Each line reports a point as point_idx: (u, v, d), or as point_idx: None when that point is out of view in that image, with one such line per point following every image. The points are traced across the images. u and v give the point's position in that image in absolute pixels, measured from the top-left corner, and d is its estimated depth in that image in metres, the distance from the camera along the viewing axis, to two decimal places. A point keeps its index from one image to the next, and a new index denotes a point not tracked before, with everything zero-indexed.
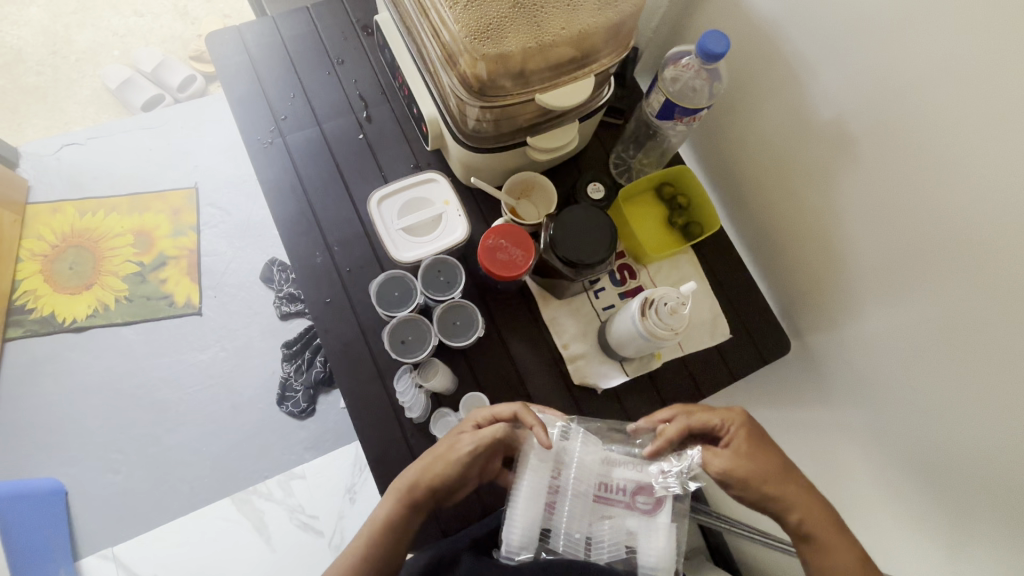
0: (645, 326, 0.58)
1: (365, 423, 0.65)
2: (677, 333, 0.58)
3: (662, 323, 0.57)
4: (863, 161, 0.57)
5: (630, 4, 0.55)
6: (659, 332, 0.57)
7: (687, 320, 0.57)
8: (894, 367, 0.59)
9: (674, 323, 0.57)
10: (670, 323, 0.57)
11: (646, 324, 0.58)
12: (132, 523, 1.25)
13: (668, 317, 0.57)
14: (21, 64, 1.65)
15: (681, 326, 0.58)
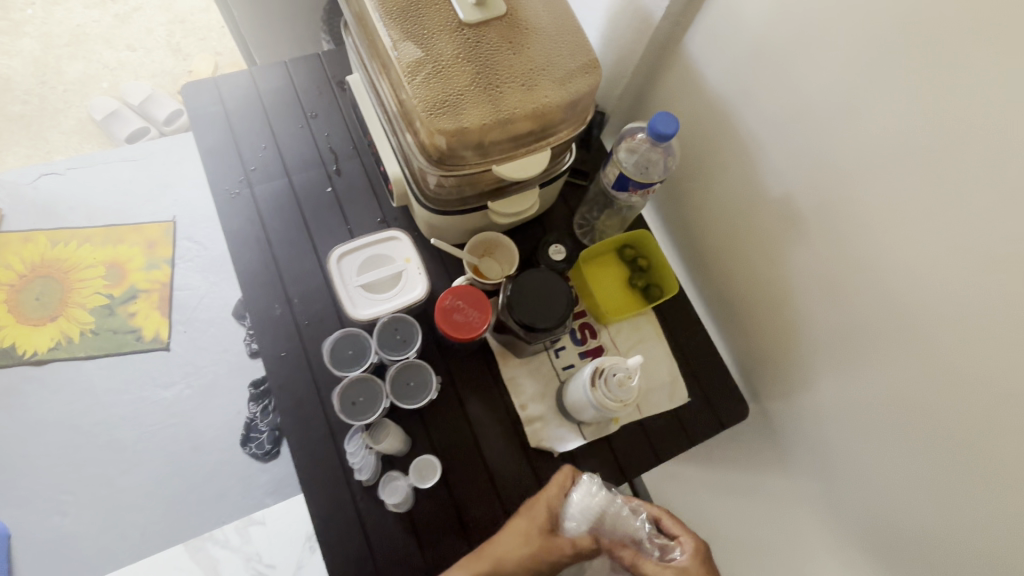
0: (595, 396, 0.58)
1: (314, 484, 0.63)
2: (627, 404, 0.58)
3: (610, 394, 0.57)
4: (810, 239, 0.59)
5: (587, 83, 0.57)
6: (609, 404, 0.57)
7: (637, 392, 0.57)
8: (850, 441, 0.60)
9: (623, 395, 0.57)
10: (619, 395, 0.57)
11: (596, 395, 0.58)
12: (77, 571, 1.19)
13: (617, 388, 0.57)
14: (8, 92, 1.66)
15: (631, 398, 0.58)
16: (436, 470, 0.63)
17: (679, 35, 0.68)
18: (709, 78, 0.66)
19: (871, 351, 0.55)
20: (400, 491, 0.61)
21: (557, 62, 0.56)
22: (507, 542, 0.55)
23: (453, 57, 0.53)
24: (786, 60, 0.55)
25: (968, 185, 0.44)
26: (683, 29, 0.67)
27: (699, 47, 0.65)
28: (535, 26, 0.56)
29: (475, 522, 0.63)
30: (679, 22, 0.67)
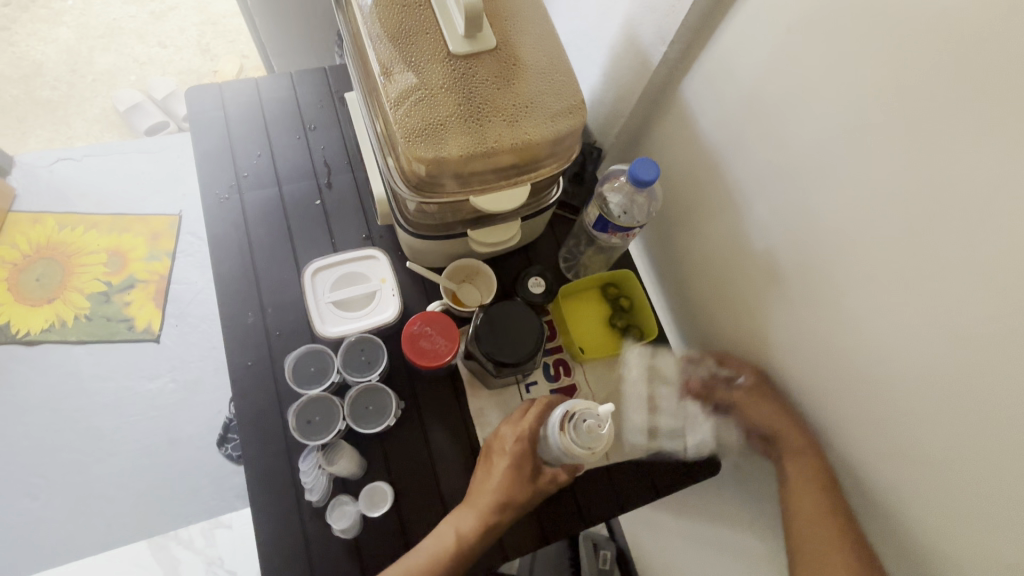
0: (563, 440, 0.56)
1: (264, 500, 0.61)
2: (595, 452, 0.55)
3: (578, 440, 0.55)
4: (791, 298, 0.58)
5: (571, 122, 0.57)
6: (575, 450, 0.55)
7: (605, 441, 0.55)
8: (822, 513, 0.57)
9: (591, 442, 0.55)
10: (589, 443, 0.55)
11: (563, 439, 0.56)
12: (38, 557, 1.18)
13: (586, 434, 0.55)
14: (38, 77, 1.71)
15: (600, 445, 0.55)
16: (389, 497, 0.61)
17: (676, 80, 0.67)
18: (702, 125, 0.65)
19: (846, 419, 0.54)
20: (348, 517, 0.60)
21: (543, 99, 0.56)
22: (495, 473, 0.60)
23: (439, 86, 0.53)
24: (773, 117, 0.55)
25: (940, 265, 0.42)
26: (680, 75, 0.66)
27: (694, 93, 0.65)
28: (524, 61, 0.56)
29: None
30: (676, 67, 0.66)
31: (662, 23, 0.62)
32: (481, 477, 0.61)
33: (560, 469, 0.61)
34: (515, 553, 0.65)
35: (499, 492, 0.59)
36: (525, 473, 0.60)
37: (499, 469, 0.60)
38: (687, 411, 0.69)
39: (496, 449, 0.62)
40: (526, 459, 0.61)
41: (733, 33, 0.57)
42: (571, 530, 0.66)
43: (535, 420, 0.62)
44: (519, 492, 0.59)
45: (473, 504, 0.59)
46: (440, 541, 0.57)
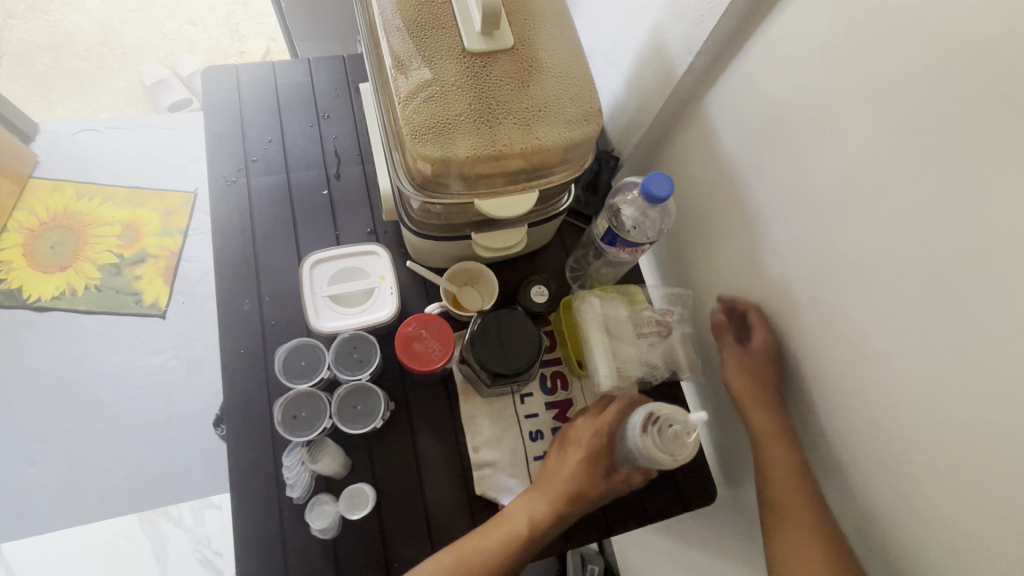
0: (645, 444, 0.55)
1: (245, 492, 0.61)
2: (678, 460, 0.55)
3: (662, 445, 0.54)
4: (803, 331, 0.55)
5: (586, 130, 0.55)
6: (659, 456, 0.54)
7: (690, 452, 0.55)
8: None
9: (676, 450, 0.54)
10: (672, 449, 0.54)
11: (646, 441, 0.55)
12: (30, 522, 1.20)
13: (670, 441, 0.54)
14: (69, 47, 1.73)
15: (682, 454, 0.55)
16: (370, 502, 0.60)
17: (700, 94, 0.65)
18: (724, 142, 0.62)
19: (853, 463, 0.51)
20: (327, 517, 0.59)
21: (559, 105, 0.54)
22: (570, 466, 0.59)
23: (451, 83, 0.51)
24: (799, 140, 0.52)
25: (966, 314, 0.39)
26: (705, 89, 0.64)
27: (719, 108, 0.62)
28: (542, 64, 0.54)
29: (400, 563, 0.59)
30: (701, 80, 0.64)
31: (690, 34, 0.59)
32: (555, 468, 0.60)
33: (633, 471, 0.61)
34: None
35: (571, 484, 0.58)
36: (599, 470, 0.60)
37: (573, 461, 0.60)
38: (652, 338, 0.67)
39: (570, 443, 0.62)
40: (602, 456, 0.60)
41: (763, 49, 0.54)
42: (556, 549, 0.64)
43: (618, 418, 0.61)
44: (592, 488, 0.59)
45: (545, 492, 0.58)
46: (509, 526, 0.56)
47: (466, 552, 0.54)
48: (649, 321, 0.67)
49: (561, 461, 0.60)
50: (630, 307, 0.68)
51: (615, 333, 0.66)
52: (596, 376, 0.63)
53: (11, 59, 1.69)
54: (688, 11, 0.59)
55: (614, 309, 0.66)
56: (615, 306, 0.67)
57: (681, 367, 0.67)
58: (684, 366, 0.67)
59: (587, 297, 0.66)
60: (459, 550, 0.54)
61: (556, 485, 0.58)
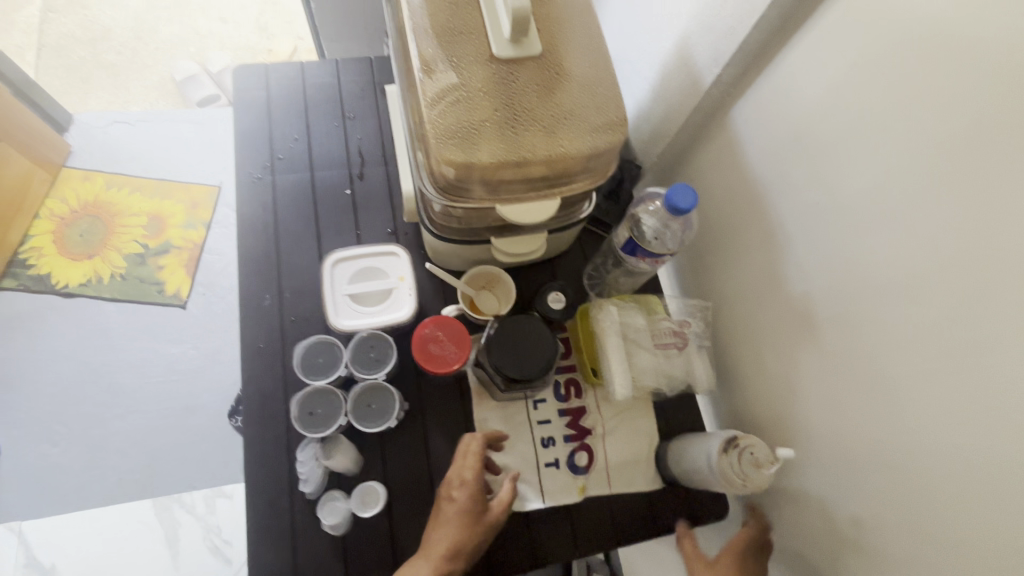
0: (720, 462, 0.54)
1: (258, 484, 0.61)
2: (749, 488, 0.53)
3: (737, 468, 0.53)
4: (822, 347, 0.54)
5: (611, 138, 0.55)
6: (732, 477, 0.53)
7: (766, 483, 0.52)
8: None
9: (753, 476, 0.52)
10: (748, 473, 0.53)
11: (722, 460, 0.54)
12: (49, 503, 1.23)
13: (747, 466, 0.53)
14: (105, 41, 1.78)
15: (756, 482, 0.53)
16: (379, 501, 0.61)
17: (726, 105, 0.64)
18: (750, 154, 0.62)
19: (867, 486, 0.50)
20: (337, 515, 0.59)
21: (583, 112, 0.54)
22: (445, 525, 0.56)
23: (477, 89, 0.52)
24: (825, 154, 0.51)
25: (990, 339, 0.38)
26: (732, 101, 0.63)
27: (745, 120, 0.61)
28: (568, 71, 0.54)
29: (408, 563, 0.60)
30: (728, 92, 0.63)
31: (719, 45, 0.59)
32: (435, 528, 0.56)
33: (503, 496, 0.59)
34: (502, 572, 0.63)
35: (458, 532, 0.55)
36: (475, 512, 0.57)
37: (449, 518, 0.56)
38: (668, 349, 0.66)
39: (447, 492, 0.58)
40: (475, 495, 0.57)
41: (793, 62, 0.53)
42: (563, 558, 0.64)
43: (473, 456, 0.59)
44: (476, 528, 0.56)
45: (436, 548, 0.54)
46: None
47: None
48: (667, 331, 0.67)
49: (439, 517, 0.56)
50: (646, 317, 0.67)
51: (632, 341, 0.65)
52: (613, 388, 0.63)
53: (50, 52, 1.74)
54: (717, 23, 0.58)
55: (632, 317, 0.66)
56: (633, 314, 0.66)
57: (696, 381, 0.66)
58: (700, 378, 0.66)
59: (605, 307, 0.66)
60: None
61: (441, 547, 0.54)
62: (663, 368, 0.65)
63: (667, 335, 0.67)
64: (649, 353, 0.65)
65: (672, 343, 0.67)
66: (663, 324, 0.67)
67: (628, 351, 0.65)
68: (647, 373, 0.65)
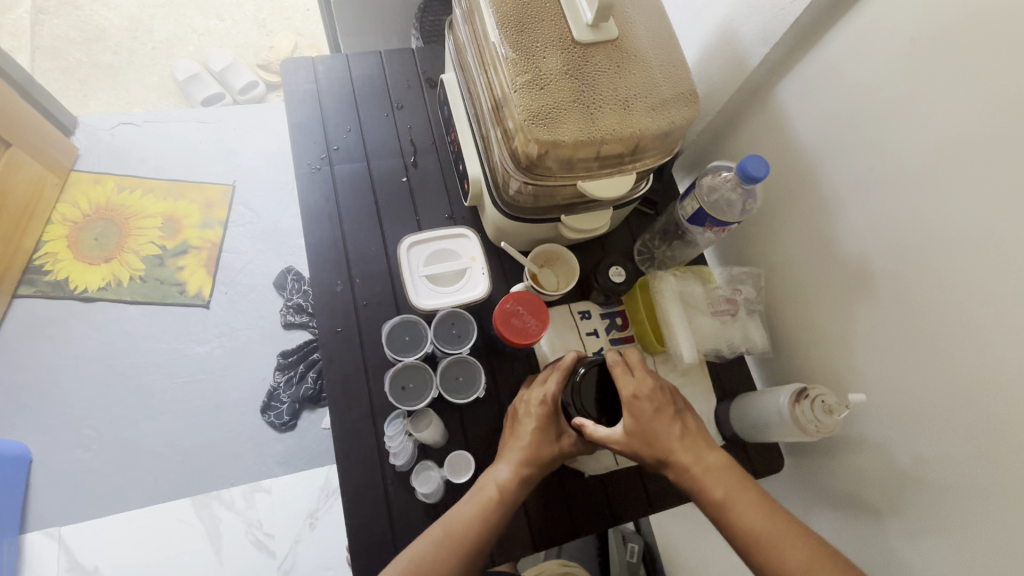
0: (793, 412, 0.62)
1: (349, 460, 0.64)
2: (822, 431, 0.60)
3: (810, 415, 0.60)
4: (880, 302, 0.59)
5: (681, 115, 0.58)
6: (805, 424, 0.60)
7: (838, 426, 0.60)
8: (903, 520, 0.58)
9: (825, 422, 0.59)
10: (821, 419, 0.60)
11: (796, 410, 0.61)
12: (87, 507, 1.22)
13: (820, 413, 0.60)
14: (101, 42, 1.75)
15: (827, 426, 0.60)
16: (469, 468, 0.64)
17: (772, 83, 0.68)
18: (799, 127, 0.66)
19: (924, 422, 0.55)
20: (433, 484, 0.62)
21: (655, 91, 0.57)
22: (529, 432, 0.60)
23: (559, 71, 0.55)
24: (884, 123, 0.55)
25: None
26: (777, 79, 0.67)
27: (793, 97, 0.66)
28: (639, 54, 0.58)
29: None
30: (774, 71, 0.67)
31: (769, 26, 0.63)
32: (515, 436, 0.61)
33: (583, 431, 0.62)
34: (584, 531, 0.66)
35: (539, 443, 0.59)
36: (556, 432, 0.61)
37: (528, 429, 0.60)
38: (724, 313, 0.71)
39: (528, 409, 0.62)
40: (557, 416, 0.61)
41: (844, 40, 0.58)
42: (639, 513, 0.68)
43: (558, 379, 0.62)
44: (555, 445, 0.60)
45: (515, 452, 0.59)
46: (490, 488, 0.57)
47: (476, 508, 0.55)
48: (722, 297, 0.72)
49: (521, 426, 0.61)
50: (704, 286, 0.72)
51: (690, 308, 0.70)
52: (679, 354, 0.68)
53: (44, 54, 1.69)
54: (767, 5, 0.63)
55: (688, 286, 0.71)
56: (688, 283, 0.71)
57: (751, 341, 0.71)
58: (755, 337, 0.71)
59: (664, 277, 0.71)
60: (473, 505, 0.56)
61: (518, 450, 0.59)
62: (721, 332, 0.71)
63: (722, 300, 0.71)
64: (708, 319, 0.70)
65: (727, 308, 0.71)
66: (718, 292, 0.72)
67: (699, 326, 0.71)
68: (707, 337, 0.70)
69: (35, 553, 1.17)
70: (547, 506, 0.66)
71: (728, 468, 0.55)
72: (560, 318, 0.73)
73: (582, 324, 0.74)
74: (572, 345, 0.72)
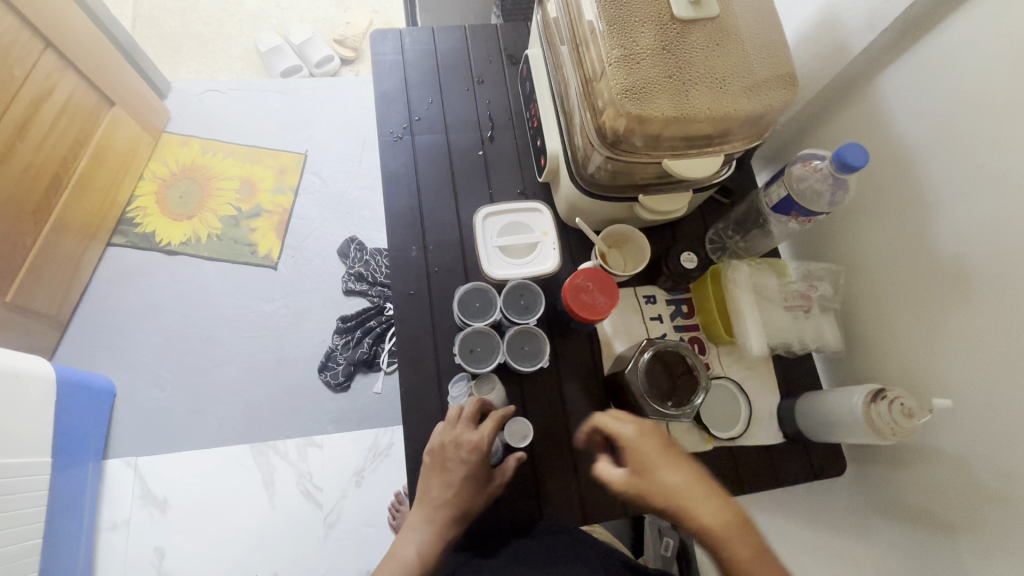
0: (868, 411, 0.60)
1: (413, 416, 0.67)
2: (899, 435, 0.58)
3: (888, 417, 0.58)
4: (976, 307, 0.56)
5: (777, 97, 0.57)
6: (881, 425, 0.59)
7: (916, 429, 0.57)
8: (979, 539, 0.55)
9: (903, 425, 0.57)
10: (898, 422, 0.58)
11: (871, 409, 0.60)
12: (160, 442, 1.33)
13: (897, 416, 0.58)
14: (193, 12, 1.85)
15: (905, 431, 0.58)
16: (527, 437, 0.65)
17: (873, 72, 0.65)
18: (899, 119, 0.63)
19: (1014, 439, 0.52)
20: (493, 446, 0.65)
21: (751, 72, 0.56)
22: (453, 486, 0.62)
23: (655, 47, 0.54)
24: (1000, 116, 0.52)
25: None
26: (879, 69, 0.64)
27: (895, 88, 0.63)
28: (738, 34, 0.57)
29: (550, 495, 0.66)
30: (876, 60, 0.64)
31: (877, 11, 0.60)
32: (440, 487, 0.62)
33: (506, 469, 0.63)
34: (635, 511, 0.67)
35: (466, 496, 0.62)
36: (480, 479, 0.62)
37: (451, 485, 0.62)
38: (796, 309, 0.70)
39: (448, 459, 0.62)
40: (479, 468, 0.62)
41: (962, 27, 0.54)
42: None
43: (491, 429, 0.62)
44: (481, 494, 0.63)
45: (434, 515, 0.62)
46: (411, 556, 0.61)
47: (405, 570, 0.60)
48: (796, 292, 0.70)
49: (445, 477, 0.62)
50: (779, 279, 0.71)
51: (761, 302, 0.70)
52: (748, 346, 0.68)
53: (143, 22, 1.80)
54: None
55: (759, 280, 0.70)
56: (760, 277, 0.70)
57: (826, 340, 0.69)
58: (830, 336, 0.69)
59: (736, 267, 0.70)
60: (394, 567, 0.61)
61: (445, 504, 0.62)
62: (792, 329, 0.69)
63: (795, 297, 0.70)
64: (778, 314, 0.69)
65: (800, 304, 0.70)
66: (792, 287, 0.70)
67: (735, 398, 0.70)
68: (777, 333, 0.69)
69: (114, 479, 1.28)
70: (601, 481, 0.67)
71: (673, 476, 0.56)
72: (625, 301, 0.73)
73: (647, 308, 0.74)
74: (634, 328, 0.72)
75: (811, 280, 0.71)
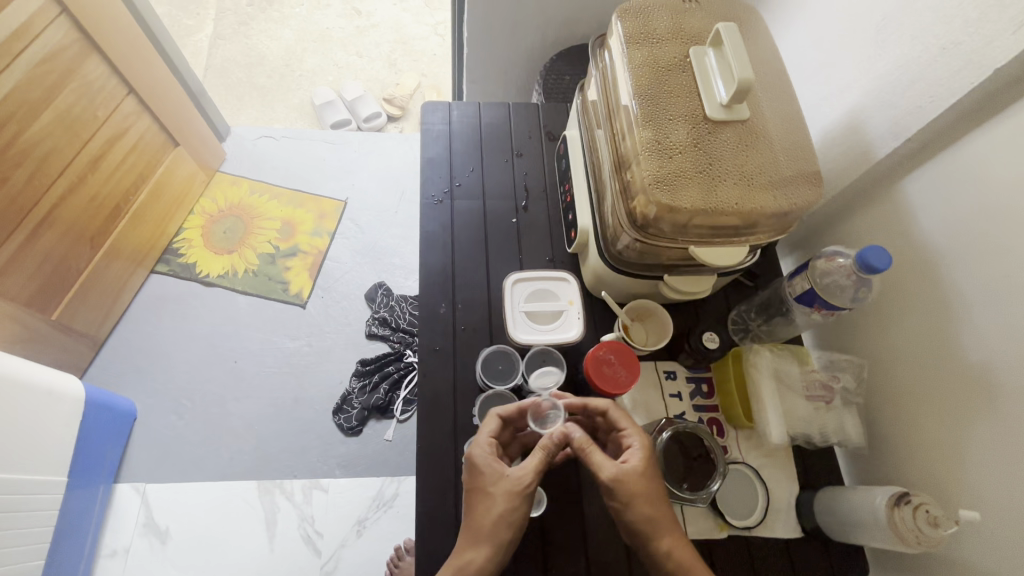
0: (891, 515, 0.59)
1: (428, 472, 0.67)
2: (922, 545, 0.57)
3: (911, 524, 0.57)
4: (1005, 418, 0.55)
5: (803, 197, 0.59)
6: (904, 532, 0.58)
7: (942, 541, 0.56)
8: None
9: (928, 534, 0.56)
10: (922, 531, 0.57)
11: (894, 513, 0.59)
12: (171, 470, 1.33)
13: (922, 524, 0.57)
14: (260, 66, 2.02)
15: (930, 541, 0.57)
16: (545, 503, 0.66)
17: (897, 176, 0.68)
18: (925, 224, 0.64)
19: None
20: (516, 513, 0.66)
21: (779, 173, 0.59)
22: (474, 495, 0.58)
23: (688, 144, 0.58)
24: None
25: None
26: (903, 174, 0.67)
27: (919, 194, 0.65)
28: (767, 137, 0.61)
29: (557, 570, 0.64)
30: (899, 165, 0.67)
31: (900, 121, 0.64)
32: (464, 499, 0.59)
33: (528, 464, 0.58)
34: None
35: (485, 502, 0.57)
36: (490, 479, 0.58)
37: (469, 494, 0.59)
38: (817, 399, 0.70)
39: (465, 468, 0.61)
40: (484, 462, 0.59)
41: (984, 145, 0.57)
42: None
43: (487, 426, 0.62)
44: (498, 497, 0.57)
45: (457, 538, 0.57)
46: None
47: None
48: (817, 382, 0.70)
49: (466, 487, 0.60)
50: (801, 367, 0.71)
51: (781, 388, 0.70)
52: (767, 433, 0.67)
53: (214, 72, 1.97)
54: (902, 101, 0.64)
55: (780, 365, 0.71)
56: (781, 362, 0.71)
57: (846, 434, 0.68)
58: (851, 430, 0.68)
59: (759, 350, 0.71)
60: None
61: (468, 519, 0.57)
62: (812, 418, 0.69)
63: (816, 386, 0.70)
64: (798, 401, 0.70)
65: (821, 393, 0.70)
66: (812, 375, 0.71)
67: (752, 484, 0.69)
68: (796, 421, 0.69)
69: (121, 504, 1.28)
70: (611, 561, 0.65)
71: (649, 505, 0.55)
72: (644, 374, 0.74)
73: (666, 384, 0.74)
74: (653, 403, 0.73)
75: (833, 371, 0.71)
